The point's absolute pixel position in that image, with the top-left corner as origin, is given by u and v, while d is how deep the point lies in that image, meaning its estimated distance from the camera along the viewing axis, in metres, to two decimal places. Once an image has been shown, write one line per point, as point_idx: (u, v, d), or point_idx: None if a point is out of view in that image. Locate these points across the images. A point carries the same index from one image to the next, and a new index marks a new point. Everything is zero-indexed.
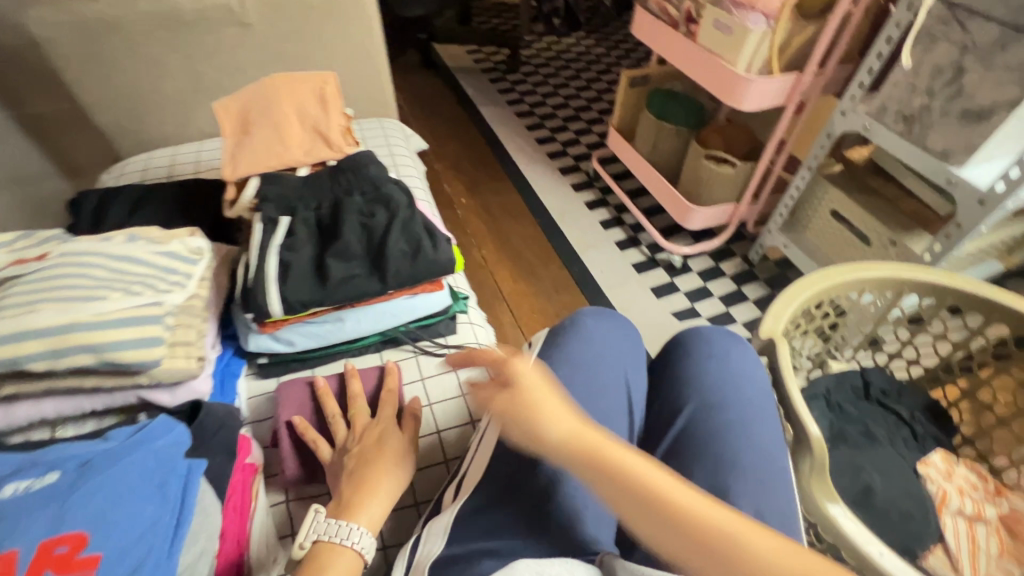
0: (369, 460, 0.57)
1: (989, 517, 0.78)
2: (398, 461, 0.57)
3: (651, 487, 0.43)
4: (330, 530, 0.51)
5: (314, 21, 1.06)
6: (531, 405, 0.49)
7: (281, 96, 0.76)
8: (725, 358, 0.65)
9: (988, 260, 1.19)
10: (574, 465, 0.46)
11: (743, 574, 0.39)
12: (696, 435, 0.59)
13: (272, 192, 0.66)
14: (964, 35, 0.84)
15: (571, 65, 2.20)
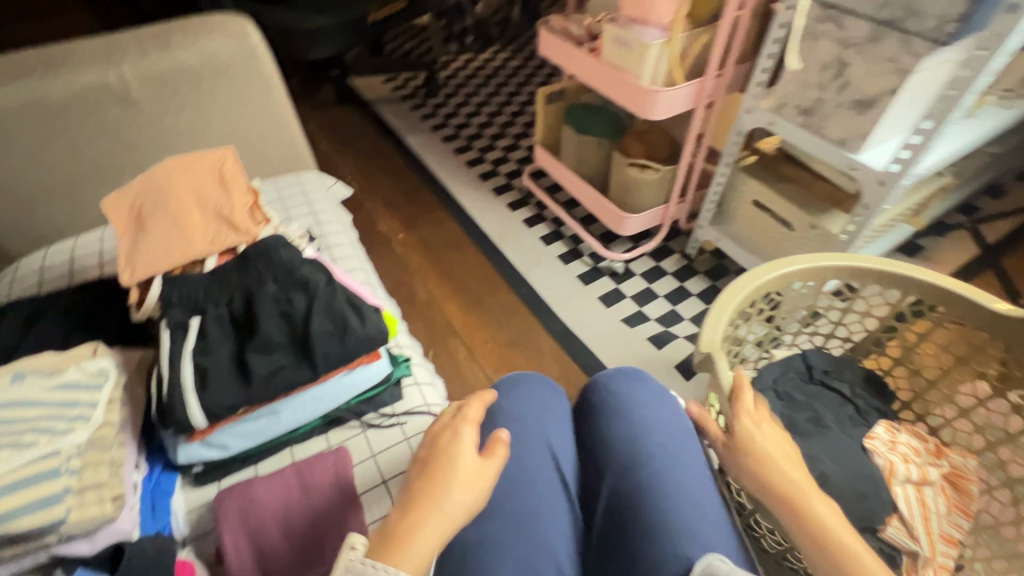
0: (429, 484, 0.51)
1: (934, 479, 0.83)
2: (449, 493, 0.50)
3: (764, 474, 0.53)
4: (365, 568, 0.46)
5: (207, 87, 1.01)
6: (753, 429, 0.56)
7: (175, 184, 0.71)
8: (630, 403, 0.68)
9: (899, 226, 1.27)
10: (741, 468, 0.55)
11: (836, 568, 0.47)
12: (627, 492, 0.60)
13: (177, 295, 0.62)
14: (841, 32, 0.89)
15: (490, 81, 2.20)
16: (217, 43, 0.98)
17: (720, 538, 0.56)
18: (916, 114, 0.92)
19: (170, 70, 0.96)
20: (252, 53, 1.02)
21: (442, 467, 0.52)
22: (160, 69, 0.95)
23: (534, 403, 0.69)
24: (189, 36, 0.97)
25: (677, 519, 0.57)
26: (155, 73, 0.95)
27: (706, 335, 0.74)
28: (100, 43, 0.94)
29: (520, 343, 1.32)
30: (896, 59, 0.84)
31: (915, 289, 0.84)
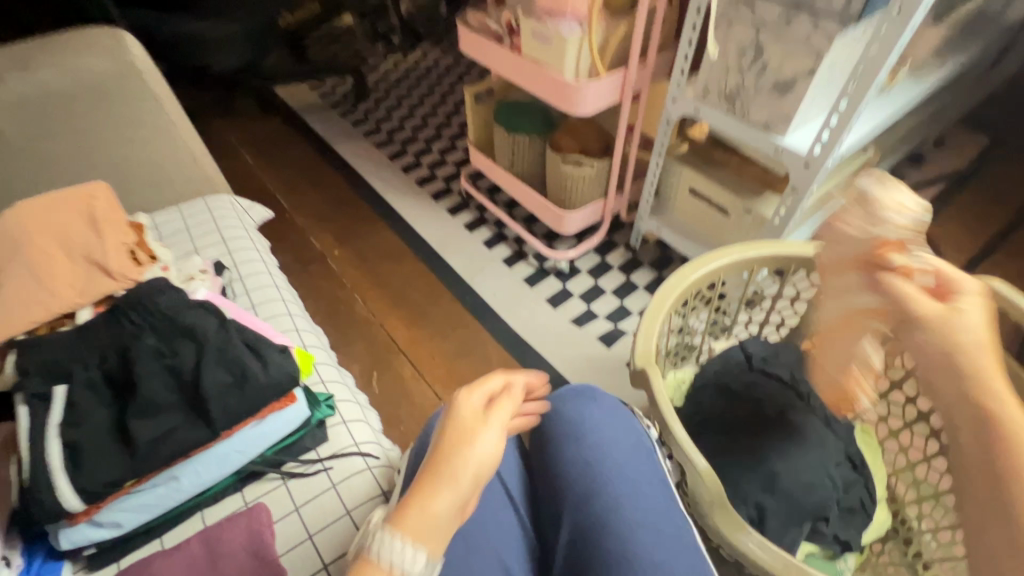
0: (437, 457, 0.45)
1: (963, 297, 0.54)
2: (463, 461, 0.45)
3: (1002, 418, 0.45)
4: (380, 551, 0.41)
5: (83, 113, 0.90)
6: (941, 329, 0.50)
7: (33, 229, 0.62)
8: (583, 424, 0.64)
9: (831, 202, 1.29)
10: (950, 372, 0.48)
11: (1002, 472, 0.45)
12: (586, 525, 0.56)
13: (33, 362, 0.53)
14: (754, 16, 0.87)
15: (422, 81, 2.12)
16: (91, 62, 0.87)
17: (684, 565, 0.53)
18: (833, 93, 0.93)
19: (34, 95, 0.85)
20: (133, 70, 0.92)
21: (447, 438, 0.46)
22: (22, 93, 0.84)
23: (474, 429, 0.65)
24: (57, 55, 0.86)
25: (641, 552, 0.53)
26: (16, 99, 0.84)
27: (640, 348, 0.71)
28: None
29: (467, 354, 1.27)
30: (808, 40, 0.83)
31: None
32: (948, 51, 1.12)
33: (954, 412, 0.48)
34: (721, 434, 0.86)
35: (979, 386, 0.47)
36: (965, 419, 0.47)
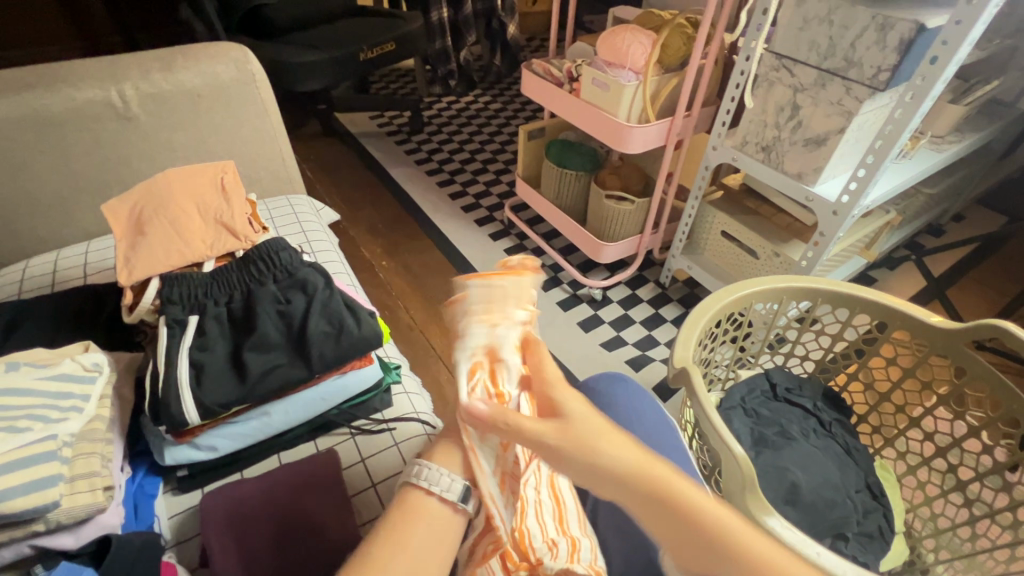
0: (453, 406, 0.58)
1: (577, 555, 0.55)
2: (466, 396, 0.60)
3: (681, 503, 0.44)
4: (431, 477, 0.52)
5: (205, 110, 1.04)
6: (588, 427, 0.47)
7: (176, 192, 0.74)
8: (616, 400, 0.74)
9: (853, 257, 1.37)
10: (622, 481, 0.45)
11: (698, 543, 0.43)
12: None
13: (177, 292, 0.65)
14: (793, 79, 1.00)
15: (472, 121, 2.30)
16: (219, 69, 1.02)
17: None
18: (860, 152, 1.03)
19: (170, 90, 0.99)
20: (251, 79, 1.06)
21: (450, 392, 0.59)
22: (162, 88, 0.98)
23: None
24: (192, 60, 1.01)
25: None
26: (155, 93, 0.98)
27: (678, 352, 0.79)
28: (103, 62, 0.97)
29: None
30: (840, 103, 0.94)
31: (861, 307, 0.92)
32: (965, 129, 1.24)
33: (657, 521, 0.44)
34: (747, 449, 0.90)
35: (653, 484, 0.45)
36: (672, 529, 0.44)
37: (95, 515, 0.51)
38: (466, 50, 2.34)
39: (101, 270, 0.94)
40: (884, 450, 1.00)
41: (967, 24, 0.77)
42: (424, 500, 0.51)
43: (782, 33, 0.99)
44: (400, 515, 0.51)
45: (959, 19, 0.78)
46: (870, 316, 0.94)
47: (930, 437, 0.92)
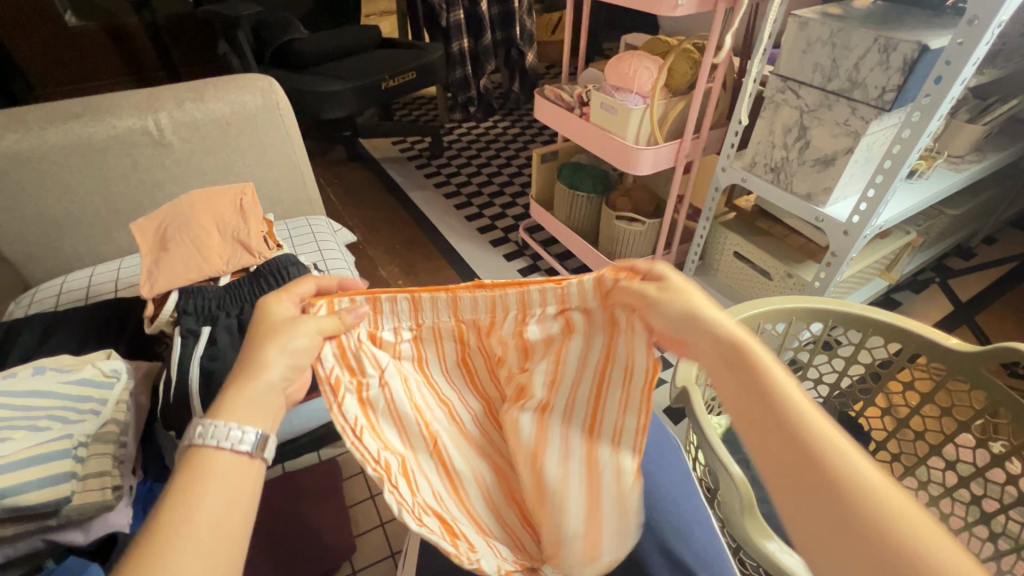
0: (260, 340, 0.47)
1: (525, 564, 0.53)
2: (299, 331, 0.48)
3: (762, 380, 0.44)
4: (214, 436, 0.40)
5: (232, 136, 1.11)
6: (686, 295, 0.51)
7: (198, 212, 0.79)
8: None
9: (874, 278, 1.34)
10: (708, 344, 0.48)
11: (756, 400, 0.43)
12: None
13: (192, 305, 0.70)
14: (798, 100, 1.00)
15: (491, 146, 2.36)
16: (246, 97, 1.09)
17: (702, 534, 0.60)
18: (870, 172, 1.02)
19: (201, 119, 1.06)
20: (276, 107, 1.13)
21: (269, 329, 0.48)
22: (194, 118, 1.05)
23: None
24: (221, 90, 1.08)
25: (660, 518, 0.61)
26: (188, 121, 1.05)
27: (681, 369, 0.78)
28: (142, 94, 1.04)
29: None
30: (846, 123, 0.94)
31: (873, 328, 0.90)
32: (986, 149, 1.21)
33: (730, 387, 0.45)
34: (755, 473, 0.88)
35: (739, 352, 0.46)
36: (744, 399, 0.44)
37: (104, 513, 0.55)
38: (486, 79, 2.42)
39: (129, 286, 1.00)
40: (904, 480, 0.95)
41: (970, 43, 0.77)
42: (211, 456, 0.40)
43: (786, 57, 1.00)
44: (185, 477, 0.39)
45: (961, 39, 0.78)
46: (885, 338, 0.91)
47: (952, 466, 0.87)
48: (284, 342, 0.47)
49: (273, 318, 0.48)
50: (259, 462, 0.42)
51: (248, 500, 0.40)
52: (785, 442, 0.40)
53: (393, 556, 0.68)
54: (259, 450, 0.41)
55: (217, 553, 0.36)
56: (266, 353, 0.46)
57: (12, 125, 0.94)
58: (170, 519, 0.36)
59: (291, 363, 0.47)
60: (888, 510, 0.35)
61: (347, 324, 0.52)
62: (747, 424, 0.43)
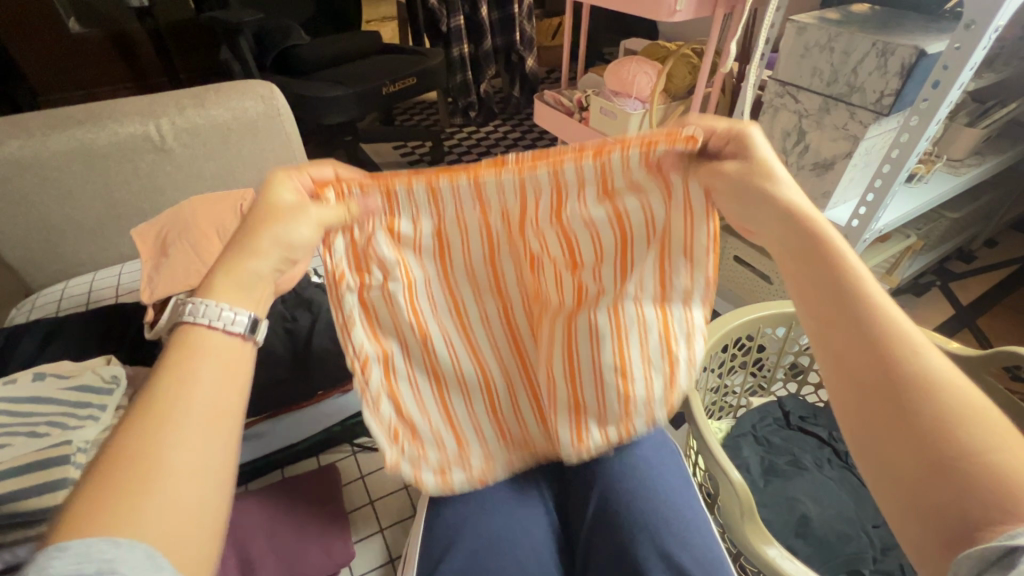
0: (260, 220, 0.50)
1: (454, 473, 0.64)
2: (300, 221, 0.51)
3: (846, 283, 0.45)
4: (202, 312, 0.45)
5: (234, 142, 1.11)
6: (763, 182, 0.51)
7: (199, 218, 0.79)
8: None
9: (874, 282, 1.34)
10: (796, 246, 0.49)
11: (842, 299, 0.45)
12: (613, 503, 0.64)
13: None
14: (797, 105, 1.00)
15: (491, 150, 2.37)
16: (247, 104, 1.09)
17: (702, 540, 0.60)
18: (869, 176, 1.03)
19: (203, 125, 1.07)
20: (277, 113, 1.13)
21: (267, 212, 0.50)
22: (196, 124, 1.06)
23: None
24: (223, 97, 1.08)
25: (660, 523, 0.61)
26: (189, 127, 1.06)
27: None
28: (144, 100, 1.05)
29: None
30: (844, 127, 0.94)
31: None
32: (985, 153, 1.22)
33: (811, 293, 0.47)
34: (756, 477, 0.88)
35: (831, 256, 0.47)
36: (824, 299, 0.46)
37: None
38: (486, 84, 2.43)
39: (130, 292, 1.01)
40: None
41: (967, 48, 0.78)
42: (201, 335, 0.44)
43: (785, 62, 1.00)
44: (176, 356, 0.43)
45: (958, 44, 0.78)
46: None
47: None
48: (282, 232, 0.50)
49: (275, 199, 0.51)
50: (248, 345, 0.47)
51: (237, 377, 0.45)
52: (860, 344, 0.42)
53: (393, 561, 0.68)
54: (249, 333, 0.47)
55: (214, 415, 0.41)
56: (263, 233, 0.50)
57: (16, 132, 0.95)
58: (175, 389, 0.41)
59: (285, 254, 0.51)
60: (971, 418, 0.37)
61: (354, 215, 0.55)
62: (831, 322, 0.45)
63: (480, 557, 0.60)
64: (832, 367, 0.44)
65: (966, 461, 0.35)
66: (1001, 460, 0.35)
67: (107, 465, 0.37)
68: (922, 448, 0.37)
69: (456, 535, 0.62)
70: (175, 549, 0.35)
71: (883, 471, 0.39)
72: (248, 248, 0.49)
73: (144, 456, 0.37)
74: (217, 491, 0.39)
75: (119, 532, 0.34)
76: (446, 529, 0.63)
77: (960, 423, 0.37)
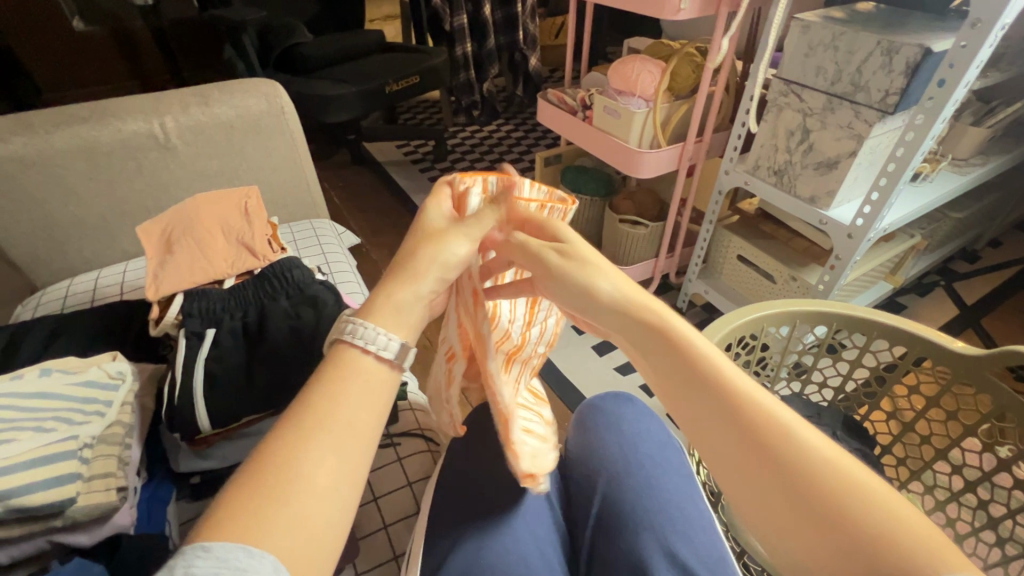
0: (412, 248, 0.50)
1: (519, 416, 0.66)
2: (451, 244, 0.50)
3: (705, 374, 0.47)
4: (370, 337, 0.44)
5: (237, 139, 1.11)
6: (593, 264, 0.52)
7: (203, 216, 0.80)
8: (621, 419, 0.74)
9: (879, 282, 1.34)
10: (636, 332, 0.51)
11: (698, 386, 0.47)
12: (616, 501, 0.64)
13: (197, 307, 0.70)
14: (801, 103, 1.00)
15: (494, 149, 2.37)
16: (251, 102, 1.10)
17: (704, 538, 0.60)
18: (874, 175, 1.02)
19: (206, 122, 1.07)
20: (280, 110, 1.13)
21: (422, 236, 0.50)
22: (200, 121, 1.06)
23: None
24: (226, 95, 1.08)
25: (662, 521, 0.61)
26: (193, 124, 1.06)
27: None
28: (148, 98, 1.05)
29: None
30: (850, 126, 0.94)
31: (877, 332, 0.89)
32: (991, 152, 1.21)
33: (673, 396, 0.49)
34: None
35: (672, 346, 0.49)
36: (686, 399, 0.48)
37: (109, 515, 0.55)
38: (489, 82, 2.43)
39: (135, 289, 1.01)
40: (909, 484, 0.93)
41: (973, 47, 0.77)
42: (357, 359, 0.43)
43: (789, 60, 1.00)
44: (326, 377, 0.43)
45: (964, 42, 0.78)
46: (890, 341, 0.90)
47: (958, 470, 0.86)
48: (440, 256, 0.49)
49: (432, 226, 0.51)
50: (395, 374, 0.45)
51: (384, 405, 0.43)
52: (738, 439, 0.44)
53: (397, 558, 0.68)
54: (398, 362, 0.45)
55: (353, 435, 0.40)
56: (423, 259, 0.48)
57: (21, 130, 0.95)
58: (314, 412, 0.40)
59: (439, 279, 0.49)
60: (847, 495, 0.40)
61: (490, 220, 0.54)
62: (701, 416, 0.47)
63: (481, 553, 0.60)
64: (724, 475, 0.45)
65: (871, 541, 0.38)
66: (896, 532, 0.37)
67: (253, 470, 0.37)
68: (828, 531, 0.39)
69: (460, 532, 0.62)
70: (302, 565, 0.35)
71: (805, 567, 0.40)
72: (394, 276, 0.48)
73: (282, 472, 0.37)
74: (321, 535, 0.37)
75: (254, 539, 0.34)
76: (448, 527, 0.63)
77: (851, 488, 0.40)
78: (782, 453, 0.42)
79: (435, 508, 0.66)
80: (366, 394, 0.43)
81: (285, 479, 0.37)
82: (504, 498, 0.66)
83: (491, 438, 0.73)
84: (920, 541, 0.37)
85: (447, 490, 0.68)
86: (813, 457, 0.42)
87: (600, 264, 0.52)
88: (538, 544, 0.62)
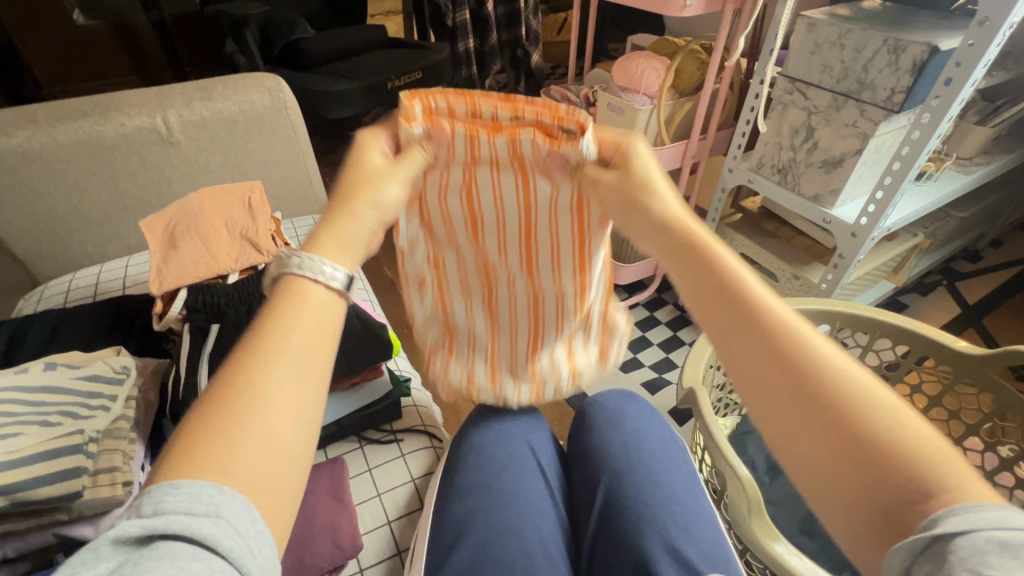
0: (353, 182, 0.48)
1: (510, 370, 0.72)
2: (386, 186, 0.49)
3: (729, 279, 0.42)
4: (299, 265, 0.42)
5: (240, 134, 1.11)
6: (641, 180, 0.49)
7: (207, 211, 0.80)
8: (624, 416, 0.75)
9: (881, 281, 1.34)
10: (664, 239, 0.47)
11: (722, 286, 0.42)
12: (619, 497, 0.64)
13: (201, 302, 0.70)
14: (806, 101, 1.00)
15: None
16: (254, 96, 1.09)
17: (706, 535, 0.60)
18: (879, 173, 1.02)
19: (209, 117, 1.06)
20: (283, 106, 1.13)
21: (364, 175, 0.49)
22: (204, 116, 1.06)
23: (519, 418, 0.76)
24: (229, 89, 1.08)
25: (664, 516, 0.61)
26: (196, 119, 1.05)
27: (688, 371, 0.77)
28: (151, 92, 1.05)
29: None
30: (855, 124, 0.94)
31: (879, 330, 0.90)
32: (995, 151, 1.21)
33: (696, 297, 0.44)
34: (761, 475, 0.88)
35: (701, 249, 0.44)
36: (708, 303, 0.43)
37: (114, 508, 0.55)
38: (491, 79, 2.42)
39: (137, 284, 1.00)
40: None
41: (981, 45, 0.77)
42: (302, 287, 0.41)
43: (795, 58, 1.00)
44: (275, 306, 0.40)
45: (972, 41, 0.78)
46: (893, 340, 0.90)
47: None
48: (375, 196, 0.48)
49: (367, 163, 0.50)
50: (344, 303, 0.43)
51: (337, 332, 0.42)
52: (761, 348, 0.39)
53: (401, 554, 0.68)
54: (346, 291, 0.43)
55: (310, 360, 0.39)
56: (359, 200, 0.47)
57: (24, 123, 0.95)
58: (259, 340, 0.38)
59: (379, 217, 0.49)
60: (873, 407, 0.35)
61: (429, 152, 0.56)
62: (725, 320, 0.41)
63: (485, 548, 0.60)
64: (742, 387, 0.40)
65: (895, 458, 0.33)
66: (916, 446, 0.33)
67: (208, 412, 0.35)
68: (846, 442, 0.35)
69: (464, 527, 0.62)
70: (265, 492, 0.34)
71: (815, 480, 0.36)
72: (338, 213, 0.46)
73: (240, 405, 0.35)
74: (288, 459, 0.35)
75: (223, 479, 0.33)
76: (452, 522, 0.63)
77: (873, 402, 0.35)
78: (806, 357, 0.38)
79: (440, 504, 0.66)
80: (318, 323, 0.40)
81: (244, 407, 0.35)
82: (508, 495, 0.66)
83: (494, 434, 0.74)
84: (946, 464, 0.33)
85: (452, 486, 0.68)
86: (837, 368, 0.37)
87: (658, 177, 0.49)
88: (541, 538, 0.62)
